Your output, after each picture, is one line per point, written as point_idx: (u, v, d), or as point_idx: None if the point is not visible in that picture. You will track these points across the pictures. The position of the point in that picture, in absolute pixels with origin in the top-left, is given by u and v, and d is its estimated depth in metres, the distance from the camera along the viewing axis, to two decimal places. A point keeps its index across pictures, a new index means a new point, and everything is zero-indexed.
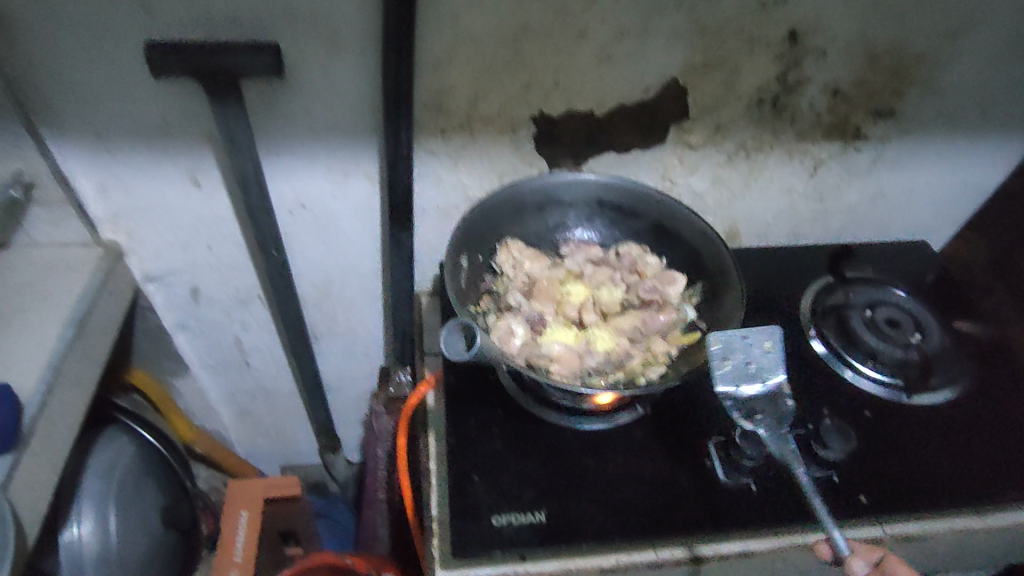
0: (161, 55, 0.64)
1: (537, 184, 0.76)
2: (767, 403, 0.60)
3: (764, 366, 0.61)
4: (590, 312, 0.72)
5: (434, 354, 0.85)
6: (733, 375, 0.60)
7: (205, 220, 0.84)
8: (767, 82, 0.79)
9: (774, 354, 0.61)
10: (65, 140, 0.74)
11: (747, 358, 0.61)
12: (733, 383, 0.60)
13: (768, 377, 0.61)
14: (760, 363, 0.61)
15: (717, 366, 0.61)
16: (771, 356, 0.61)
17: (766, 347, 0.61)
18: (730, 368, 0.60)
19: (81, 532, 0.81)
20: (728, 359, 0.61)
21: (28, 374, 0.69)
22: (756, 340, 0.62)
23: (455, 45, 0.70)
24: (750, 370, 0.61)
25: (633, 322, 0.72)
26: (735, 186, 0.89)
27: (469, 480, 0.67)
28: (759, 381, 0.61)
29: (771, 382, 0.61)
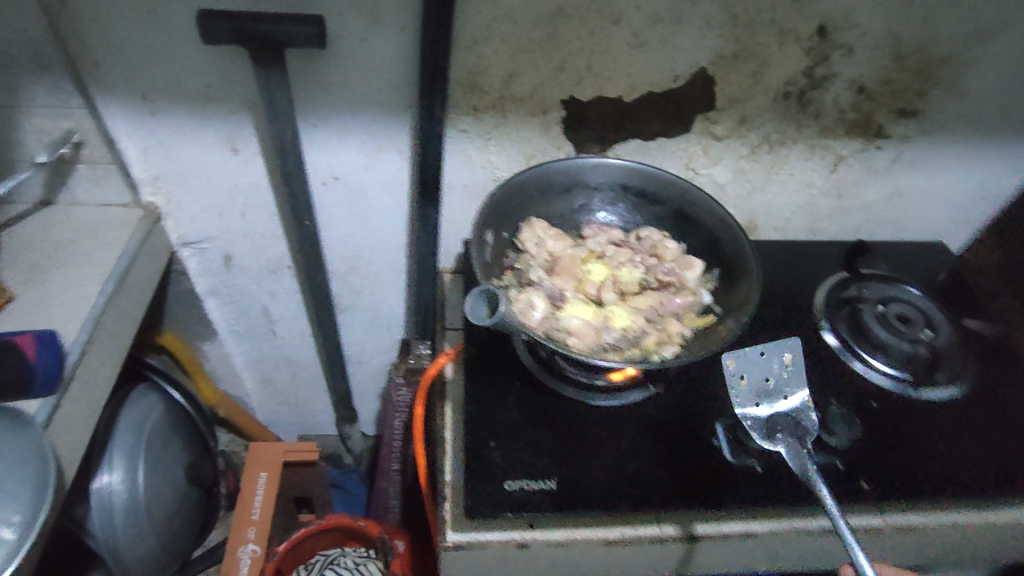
0: (212, 20, 0.66)
1: (564, 165, 0.78)
2: (788, 419, 0.65)
3: (784, 381, 0.66)
4: (610, 290, 0.73)
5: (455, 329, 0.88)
6: (751, 393, 0.65)
7: (242, 187, 0.87)
8: (794, 76, 0.80)
9: (793, 368, 0.65)
10: (114, 102, 0.77)
11: (765, 374, 0.66)
12: (752, 403, 0.65)
13: (789, 394, 0.66)
14: (779, 378, 0.66)
15: (735, 387, 0.65)
16: (790, 372, 0.65)
17: (784, 361, 0.65)
18: (748, 387, 0.65)
19: (111, 481, 0.84)
20: (746, 378, 0.65)
21: (72, 323, 0.73)
22: (773, 357, 0.66)
23: (493, 25, 0.73)
24: (768, 387, 0.66)
25: (651, 303, 0.74)
26: (757, 178, 0.91)
27: (486, 446, 0.70)
28: (780, 398, 0.66)
29: (793, 397, 0.66)
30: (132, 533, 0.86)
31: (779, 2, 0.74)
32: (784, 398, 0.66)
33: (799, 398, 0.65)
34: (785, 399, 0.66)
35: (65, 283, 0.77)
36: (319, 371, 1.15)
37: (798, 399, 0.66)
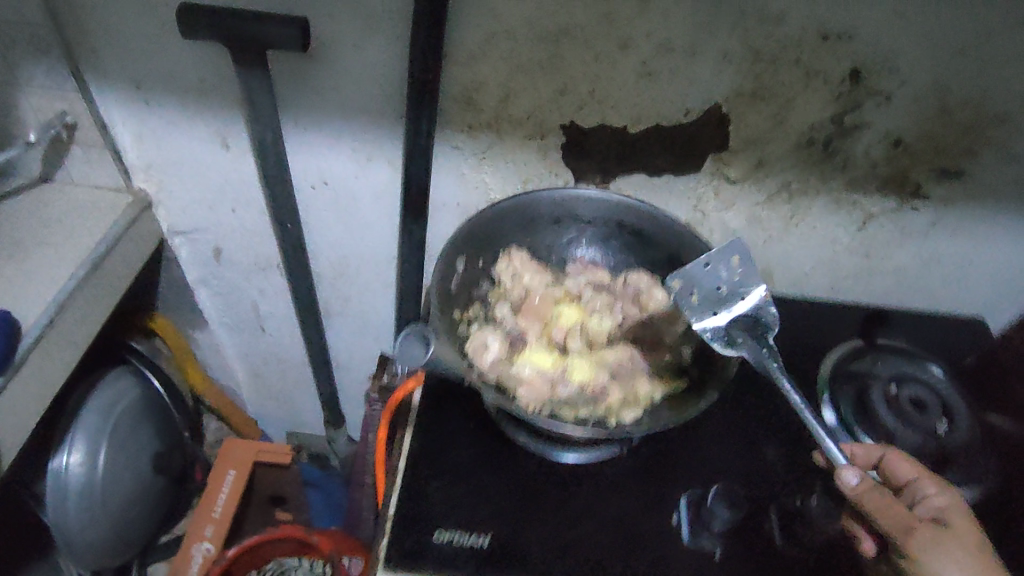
0: (195, 16, 0.63)
1: (554, 196, 0.73)
2: (747, 320, 0.65)
3: (737, 283, 0.65)
4: (578, 337, 0.70)
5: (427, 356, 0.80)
6: (705, 303, 0.65)
7: (232, 183, 0.85)
8: (820, 121, 0.73)
9: (742, 269, 0.65)
10: (108, 88, 0.76)
11: (716, 282, 0.65)
12: (708, 313, 0.65)
13: (746, 295, 0.65)
14: (730, 283, 0.65)
15: (685, 305, 0.65)
16: (740, 272, 0.65)
17: (732, 265, 0.65)
18: (700, 299, 0.65)
19: (69, 464, 0.86)
20: (695, 292, 0.65)
21: (35, 305, 0.73)
22: (719, 265, 0.65)
23: (490, 40, 0.68)
24: (722, 294, 0.65)
25: (620, 356, 0.69)
26: (772, 228, 0.83)
27: (424, 489, 0.66)
28: (737, 300, 0.65)
29: (750, 296, 0.65)
30: (83, 517, 0.88)
31: (806, 40, 0.66)
32: (739, 301, 0.65)
33: (757, 295, 0.65)
34: (743, 301, 0.65)
35: (39, 264, 0.77)
36: (308, 371, 1.13)
37: (754, 298, 0.65)
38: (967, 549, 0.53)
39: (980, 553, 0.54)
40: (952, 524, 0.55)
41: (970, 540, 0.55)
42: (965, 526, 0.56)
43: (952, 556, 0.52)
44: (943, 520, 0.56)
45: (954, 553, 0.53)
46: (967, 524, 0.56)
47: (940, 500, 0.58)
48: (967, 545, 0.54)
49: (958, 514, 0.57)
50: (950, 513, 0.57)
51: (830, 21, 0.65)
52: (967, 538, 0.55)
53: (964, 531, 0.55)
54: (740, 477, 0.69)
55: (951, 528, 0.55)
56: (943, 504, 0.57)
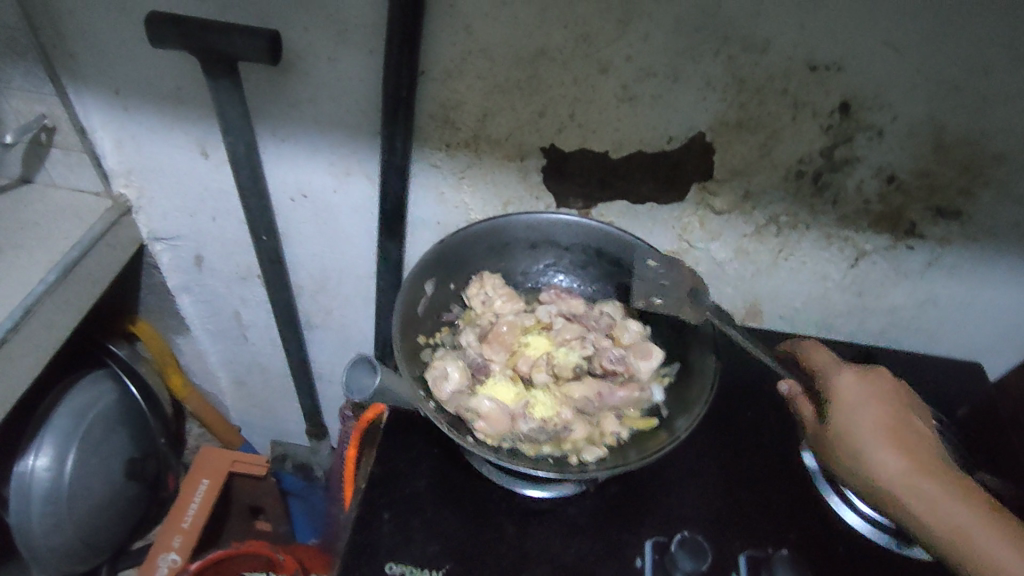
0: (162, 26, 0.62)
1: (530, 221, 0.72)
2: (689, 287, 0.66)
3: (666, 270, 0.68)
4: (543, 370, 0.65)
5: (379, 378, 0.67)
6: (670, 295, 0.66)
7: (212, 191, 0.84)
8: (809, 154, 0.70)
9: (657, 262, 0.69)
10: (87, 93, 0.76)
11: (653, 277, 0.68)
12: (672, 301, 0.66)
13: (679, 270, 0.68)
14: (663, 273, 0.68)
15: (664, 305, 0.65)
16: (658, 261, 0.69)
17: (650, 264, 0.69)
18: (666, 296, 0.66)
19: (35, 466, 0.85)
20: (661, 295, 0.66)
21: (2, 308, 0.72)
22: (643, 271, 0.69)
23: (466, 58, 0.67)
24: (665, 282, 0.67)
25: (586, 393, 0.65)
26: (761, 261, 0.80)
27: (379, 518, 0.64)
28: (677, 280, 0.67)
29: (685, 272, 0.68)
30: (48, 521, 0.87)
31: (793, 70, 0.63)
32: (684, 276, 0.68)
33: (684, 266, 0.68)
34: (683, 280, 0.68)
35: (11, 267, 0.76)
36: (290, 384, 1.12)
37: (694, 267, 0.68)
38: (873, 435, 0.58)
39: (888, 428, 0.58)
40: (852, 412, 0.59)
41: (874, 421, 0.59)
42: (873, 407, 0.59)
43: (863, 454, 0.58)
44: (847, 411, 0.59)
45: (864, 447, 0.58)
46: (872, 402, 0.60)
47: (841, 389, 0.61)
48: (871, 430, 0.58)
49: (862, 398, 0.60)
50: (853, 398, 0.60)
51: (818, 51, 0.62)
52: (872, 423, 0.58)
53: (858, 419, 0.59)
54: (708, 522, 0.66)
55: (848, 419, 0.59)
56: (845, 390, 0.60)
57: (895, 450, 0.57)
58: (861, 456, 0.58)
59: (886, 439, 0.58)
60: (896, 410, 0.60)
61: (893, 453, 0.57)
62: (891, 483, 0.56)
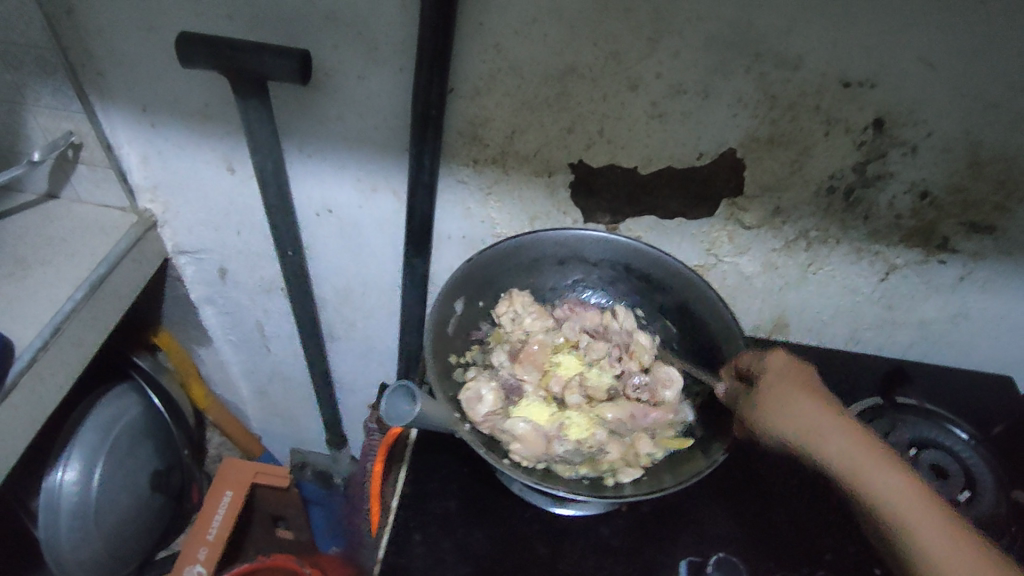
0: (190, 46, 0.62)
1: (558, 237, 0.72)
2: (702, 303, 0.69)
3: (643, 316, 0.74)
4: (575, 392, 0.66)
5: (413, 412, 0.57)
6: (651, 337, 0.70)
7: (237, 206, 0.84)
8: (841, 170, 0.69)
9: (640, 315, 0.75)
10: (114, 110, 0.76)
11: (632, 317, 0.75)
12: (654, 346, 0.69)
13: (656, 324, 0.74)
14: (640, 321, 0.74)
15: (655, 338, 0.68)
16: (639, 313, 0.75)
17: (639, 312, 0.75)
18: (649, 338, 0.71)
19: (63, 480, 0.85)
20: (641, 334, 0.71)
21: (31, 327, 0.73)
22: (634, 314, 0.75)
23: (496, 75, 0.66)
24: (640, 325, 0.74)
25: (618, 414, 0.65)
26: (790, 275, 0.80)
27: (411, 538, 0.64)
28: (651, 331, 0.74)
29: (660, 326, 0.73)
30: (76, 536, 0.87)
31: (827, 87, 0.63)
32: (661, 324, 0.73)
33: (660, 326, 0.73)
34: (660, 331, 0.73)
35: (39, 285, 0.77)
36: (311, 393, 1.12)
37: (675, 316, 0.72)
38: (805, 392, 0.58)
39: (814, 390, 0.59)
40: (784, 368, 0.59)
41: (804, 383, 0.59)
42: (801, 373, 0.60)
43: (794, 407, 0.57)
44: (778, 373, 0.59)
45: (795, 401, 0.57)
46: (800, 368, 0.60)
47: (771, 355, 0.60)
48: (801, 387, 0.58)
49: (791, 362, 0.60)
50: (785, 358, 0.60)
51: (852, 68, 0.61)
52: (803, 384, 0.58)
53: (794, 372, 0.59)
54: (742, 543, 0.66)
55: (784, 373, 0.59)
56: (775, 356, 0.60)
57: (818, 401, 0.57)
58: (792, 410, 0.56)
59: (813, 396, 0.58)
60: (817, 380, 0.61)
61: (820, 404, 0.57)
62: (817, 435, 0.56)
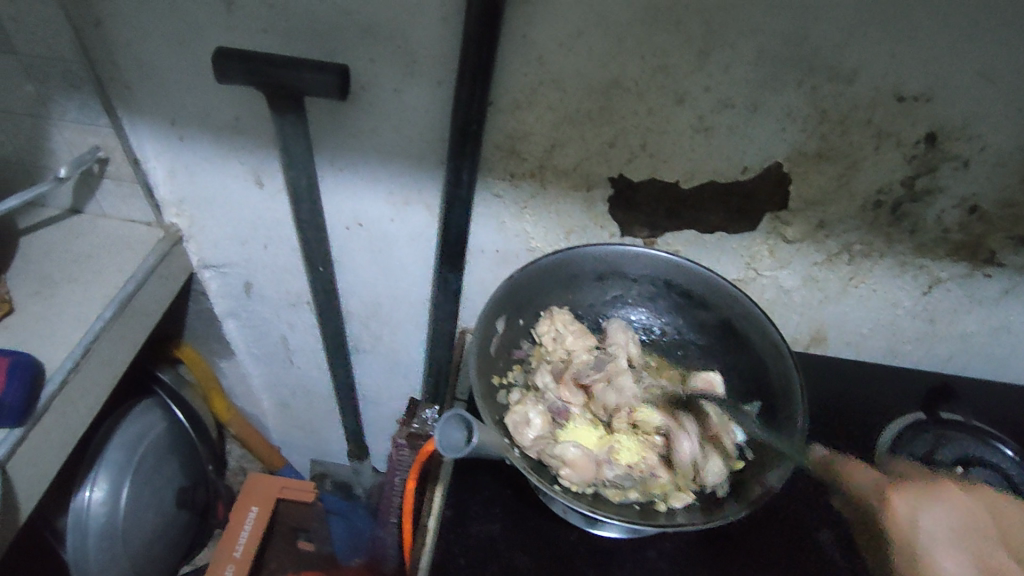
0: (227, 62, 0.60)
1: (600, 252, 0.70)
2: (745, 315, 0.68)
3: (681, 327, 0.74)
4: (614, 394, 0.66)
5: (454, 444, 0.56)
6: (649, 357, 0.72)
7: (265, 220, 0.82)
8: (889, 184, 0.67)
9: (676, 327, 0.74)
10: (142, 124, 0.74)
11: (668, 329, 0.74)
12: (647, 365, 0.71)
13: (694, 335, 0.73)
14: (678, 332, 0.74)
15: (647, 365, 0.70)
16: (675, 325, 0.74)
17: (677, 322, 0.74)
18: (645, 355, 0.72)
19: (91, 499, 0.84)
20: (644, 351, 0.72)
21: (61, 348, 0.72)
22: (673, 325, 0.74)
23: (538, 89, 0.64)
24: (668, 343, 0.74)
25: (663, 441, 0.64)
26: (830, 289, 0.78)
27: (454, 562, 0.63)
28: (689, 343, 0.73)
29: (701, 335, 0.73)
30: (104, 555, 0.86)
31: (880, 100, 0.61)
32: (700, 334, 0.73)
33: (700, 335, 0.73)
34: (699, 341, 0.73)
35: (67, 304, 0.76)
36: (334, 405, 1.10)
37: (718, 326, 0.71)
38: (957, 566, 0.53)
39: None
40: (922, 541, 0.56)
41: (960, 551, 0.54)
42: (951, 530, 0.56)
43: None
44: (914, 534, 0.57)
45: None
46: (953, 526, 0.56)
47: (902, 508, 0.59)
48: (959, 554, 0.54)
49: (935, 524, 0.56)
50: (922, 526, 0.57)
51: (907, 82, 0.59)
52: (958, 560, 0.54)
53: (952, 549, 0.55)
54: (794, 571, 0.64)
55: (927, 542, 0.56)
56: (911, 514, 0.58)
57: None
58: None
59: None
60: (969, 534, 0.55)
61: None
62: None
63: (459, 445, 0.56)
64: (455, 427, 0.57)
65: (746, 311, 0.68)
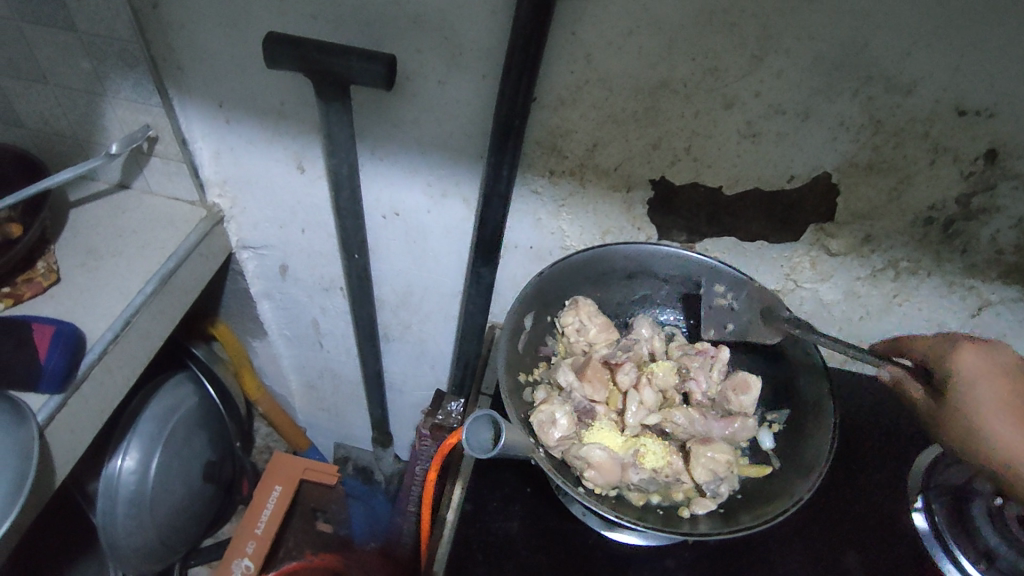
0: (278, 47, 0.61)
1: (630, 250, 0.69)
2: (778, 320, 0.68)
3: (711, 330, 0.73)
4: (635, 408, 0.63)
5: (482, 443, 0.56)
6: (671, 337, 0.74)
7: (304, 205, 0.83)
8: (943, 200, 0.65)
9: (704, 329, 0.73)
10: (191, 104, 0.75)
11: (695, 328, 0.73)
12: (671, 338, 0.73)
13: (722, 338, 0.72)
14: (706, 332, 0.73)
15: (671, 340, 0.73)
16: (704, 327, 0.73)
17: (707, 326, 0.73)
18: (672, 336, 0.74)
19: (123, 467, 0.86)
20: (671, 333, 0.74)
21: (103, 320, 0.73)
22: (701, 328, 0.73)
23: (584, 87, 0.63)
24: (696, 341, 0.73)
25: (688, 416, 0.65)
26: (872, 305, 0.76)
27: (473, 558, 0.63)
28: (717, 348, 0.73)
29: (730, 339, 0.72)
30: (132, 522, 0.88)
31: (940, 114, 0.59)
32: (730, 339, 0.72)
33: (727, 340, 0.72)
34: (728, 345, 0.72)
35: (110, 277, 0.77)
36: (362, 390, 1.11)
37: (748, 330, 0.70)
38: (989, 403, 0.56)
39: (1002, 404, 0.56)
40: (973, 390, 0.56)
41: (992, 394, 0.56)
42: (990, 370, 0.57)
43: (975, 401, 0.56)
44: (961, 375, 0.57)
45: (975, 397, 0.56)
46: (996, 372, 0.57)
47: (968, 359, 0.57)
48: (1002, 403, 0.56)
49: (977, 370, 0.57)
50: (978, 374, 0.57)
51: (970, 96, 0.57)
52: (986, 400, 0.56)
53: (990, 385, 0.56)
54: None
55: (979, 391, 0.56)
56: (979, 362, 0.57)
57: (1002, 403, 0.56)
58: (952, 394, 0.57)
59: (1005, 410, 0.55)
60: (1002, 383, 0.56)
61: (1003, 409, 0.56)
62: (972, 425, 0.56)
63: (486, 444, 0.56)
64: (484, 426, 0.57)
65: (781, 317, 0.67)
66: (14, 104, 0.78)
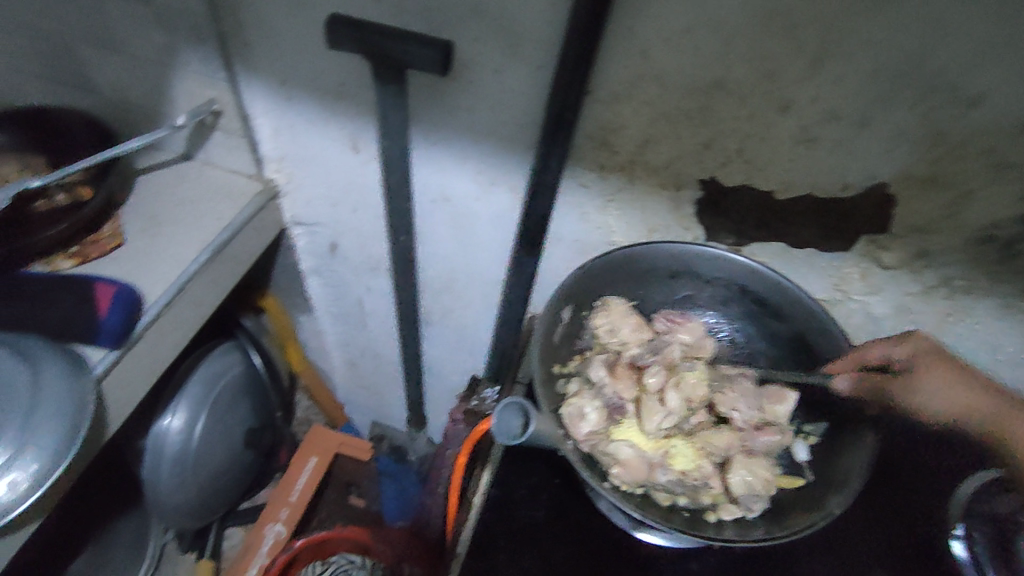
0: (339, 29, 0.62)
1: (671, 249, 0.68)
2: (820, 331, 0.66)
3: (750, 337, 0.72)
4: (657, 415, 0.61)
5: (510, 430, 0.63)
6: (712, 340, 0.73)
7: (355, 185, 0.85)
8: (1004, 219, 0.62)
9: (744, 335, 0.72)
10: (254, 81, 0.78)
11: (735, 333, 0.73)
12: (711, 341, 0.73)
13: (761, 347, 0.71)
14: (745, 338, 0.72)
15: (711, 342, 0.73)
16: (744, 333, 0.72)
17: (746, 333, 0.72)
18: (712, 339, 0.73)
19: (170, 426, 0.90)
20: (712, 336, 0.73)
21: (158, 284, 0.76)
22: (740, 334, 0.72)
23: (638, 83, 0.63)
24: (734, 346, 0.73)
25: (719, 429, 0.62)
26: (924, 323, 0.74)
27: (495, 543, 0.64)
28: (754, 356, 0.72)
29: (768, 348, 0.71)
30: (174, 480, 0.93)
31: (1007, 129, 0.56)
32: (770, 347, 0.71)
33: (765, 348, 0.71)
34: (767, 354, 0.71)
35: (168, 243, 0.81)
36: (399, 371, 1.14)
37: (790, 340, 0.69)
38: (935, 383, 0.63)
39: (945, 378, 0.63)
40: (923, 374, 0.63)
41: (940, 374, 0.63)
42: (924, 352, 0.64)
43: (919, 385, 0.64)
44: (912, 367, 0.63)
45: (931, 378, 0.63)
46: (935, 356, 0.63)
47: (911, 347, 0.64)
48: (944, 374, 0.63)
49: (920, 355, 0.64)
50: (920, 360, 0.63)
51: None
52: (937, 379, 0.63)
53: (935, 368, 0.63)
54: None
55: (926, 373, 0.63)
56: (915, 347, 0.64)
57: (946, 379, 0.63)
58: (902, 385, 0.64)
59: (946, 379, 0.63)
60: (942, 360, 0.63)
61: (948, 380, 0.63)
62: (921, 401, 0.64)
63: (514, 430, 0.63)
64: (513, 415, 0.63)
65: (825, 327, 0.65)
66: (92, 72, 0.82)
